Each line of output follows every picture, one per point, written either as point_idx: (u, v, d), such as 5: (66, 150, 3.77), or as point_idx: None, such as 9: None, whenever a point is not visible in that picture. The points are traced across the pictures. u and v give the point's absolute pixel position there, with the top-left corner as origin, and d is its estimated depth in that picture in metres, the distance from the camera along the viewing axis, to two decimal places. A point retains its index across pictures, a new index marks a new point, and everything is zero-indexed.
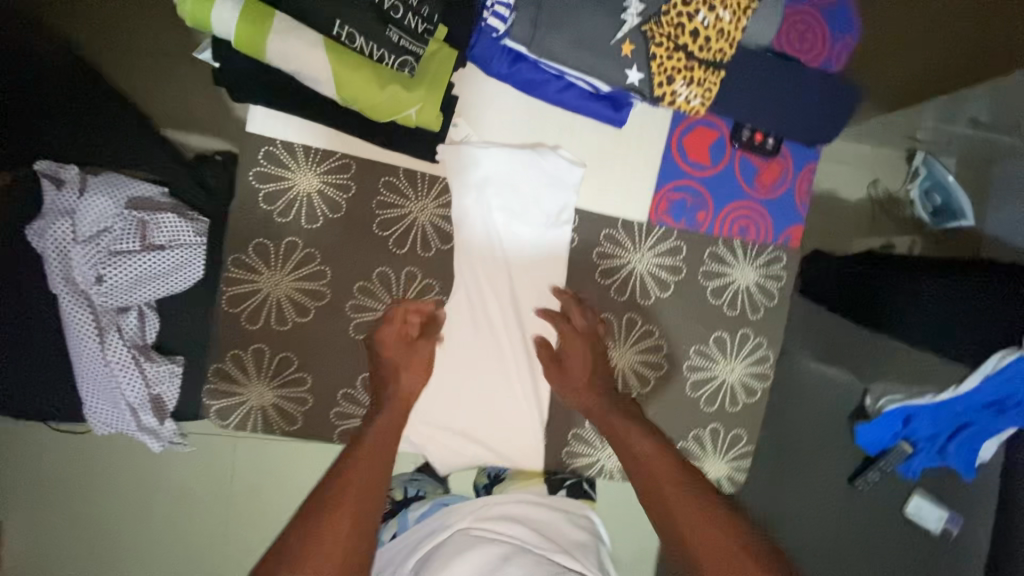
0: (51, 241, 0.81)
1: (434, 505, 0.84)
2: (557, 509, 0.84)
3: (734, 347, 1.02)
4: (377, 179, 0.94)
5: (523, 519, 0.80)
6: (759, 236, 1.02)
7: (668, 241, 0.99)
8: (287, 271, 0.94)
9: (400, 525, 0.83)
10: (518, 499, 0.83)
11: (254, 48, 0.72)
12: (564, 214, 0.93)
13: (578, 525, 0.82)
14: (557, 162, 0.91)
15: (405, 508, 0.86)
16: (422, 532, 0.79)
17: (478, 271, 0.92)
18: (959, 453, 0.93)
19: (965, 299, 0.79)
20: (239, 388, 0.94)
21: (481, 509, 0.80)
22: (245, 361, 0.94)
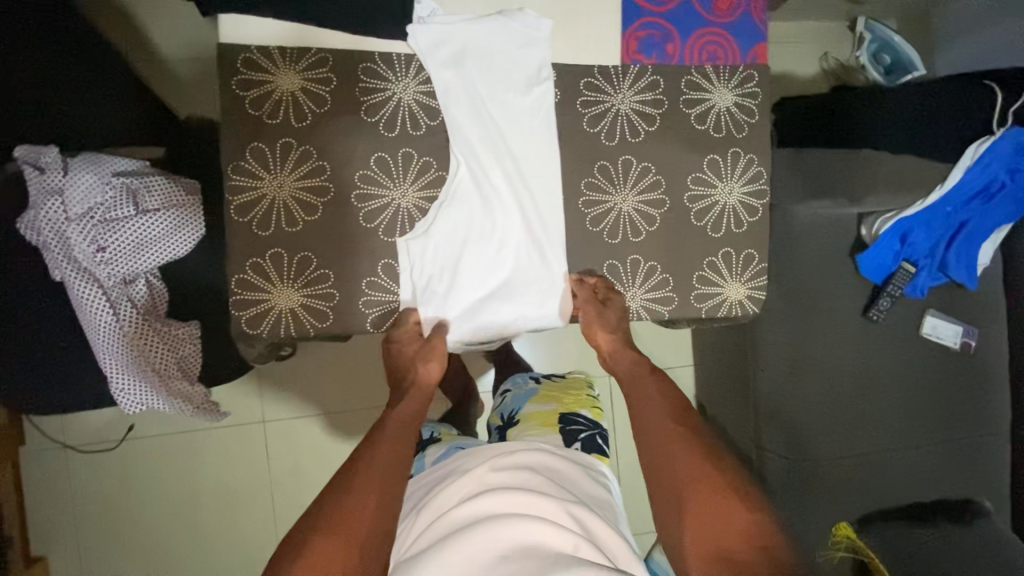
0: (46, 224, 0.80)
1: (450, 447, 0.88)
2: (570, 459, 0.83)
3: (729, 166, 0.73)
4: (350, 62, 0.65)
5: (542, 460, 0.78)
6: (724, 58, 0.73)
7: (645, 79, 0.71)
8: None
9: (417, 467, 0.87)
10: (539, 448, 0.81)
11: None
12: (547, 83, 0.68)
13: (593, 480, 0.80)
14: (528, 24, 0.67)
15: (423, 451, 0.91)
16: (440, 470, 0.80)
17: (470, 177, 0.68)
18: (958, 261, 0.98)
19: (930, 107, 0.90)
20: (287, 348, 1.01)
21: (498, 452, 0.79)
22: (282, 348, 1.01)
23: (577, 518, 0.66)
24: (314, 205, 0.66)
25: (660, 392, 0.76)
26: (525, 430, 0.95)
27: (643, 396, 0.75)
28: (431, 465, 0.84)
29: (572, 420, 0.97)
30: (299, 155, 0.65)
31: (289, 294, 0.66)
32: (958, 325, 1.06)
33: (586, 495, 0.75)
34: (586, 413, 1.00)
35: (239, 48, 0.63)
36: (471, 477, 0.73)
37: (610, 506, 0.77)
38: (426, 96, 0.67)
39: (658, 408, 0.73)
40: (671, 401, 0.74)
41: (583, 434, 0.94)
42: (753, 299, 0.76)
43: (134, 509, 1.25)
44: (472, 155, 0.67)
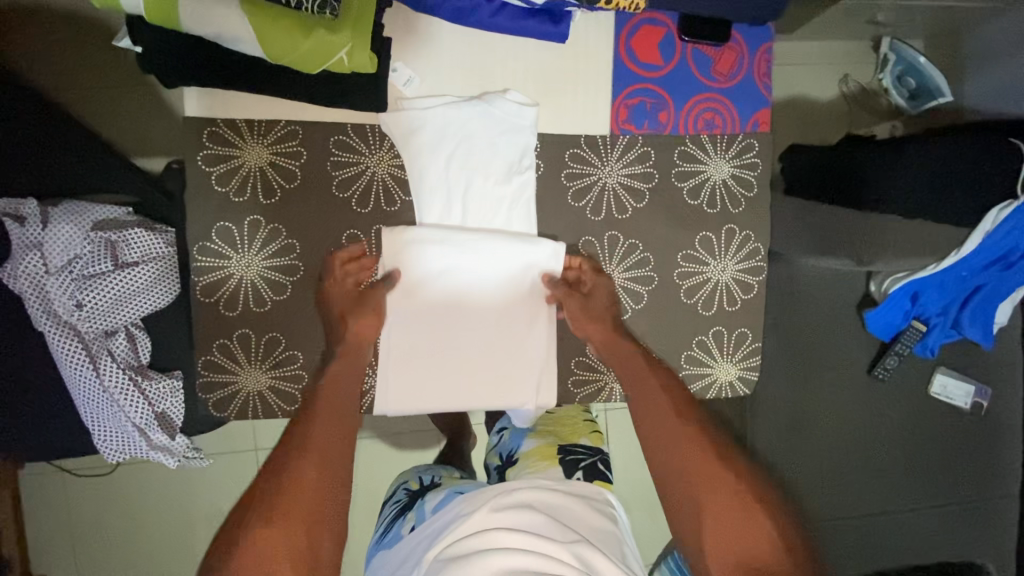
0: (25, 277, 0.79)
1: (449, 493, 0.84)
2: (572, 494, 0.80)
3: (723, 245, 0.74)
4: (323, 135, 0.69)
5: (542, 500, 0.77)
6: (725, 126, 0.72)
7: (635, 149, 0.73)
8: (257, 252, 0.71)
9: (417, 517, 0.83)
10: (536, 487, 0.80)
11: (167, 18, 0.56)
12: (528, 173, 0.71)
13: (596, 511, 0.78)
14: (503, 112, 0.67)
15: (422, 500, 0.87)
16: (443, 517, 0.77)
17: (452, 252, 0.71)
18: (973, 321, 0.93)
19: None
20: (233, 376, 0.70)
21: (497, 492, 0.77)
22: (233, 349, 0.70)
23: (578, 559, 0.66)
24: (282, 283, 0.72)
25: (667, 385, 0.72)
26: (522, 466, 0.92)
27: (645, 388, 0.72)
28: (432, 514, 0.81)
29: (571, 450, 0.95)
30: (268, 235, 0.70)
31: (257, 377, 0.71)
32: (969, 385, 1.01)
33: (587, 531, 0.74)
34: (586, 439, 0.97)
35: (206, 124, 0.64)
36: (472, 520, 0.72)
37: (616, 539, 0.75)
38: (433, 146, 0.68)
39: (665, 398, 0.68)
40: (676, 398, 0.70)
41: (584, 462, 0.91)
42: (744, 379, 0.76)
43: (133, 532, 1.27)
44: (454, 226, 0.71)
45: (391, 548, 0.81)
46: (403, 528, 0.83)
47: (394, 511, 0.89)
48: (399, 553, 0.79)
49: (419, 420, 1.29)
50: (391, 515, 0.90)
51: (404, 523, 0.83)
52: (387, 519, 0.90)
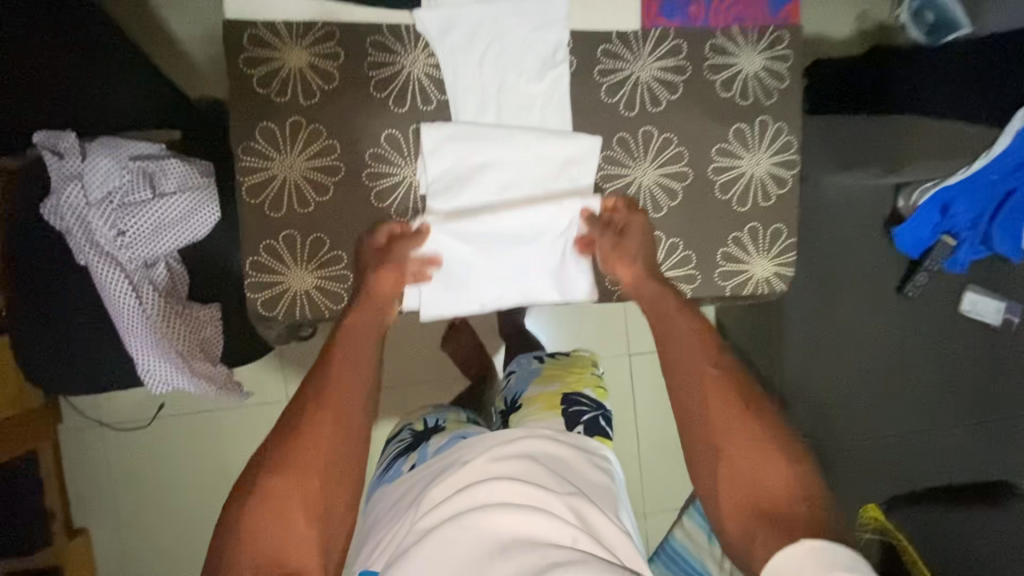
0: (69, 209, 0.82)
1: (451, 438, 0.85)
2: (573, 446, 0.80)
3: (756, 137, 0.71)
4: (358, 37, 0.65)
5: (542, 450, 0.76)
6: (754, 19, 0.70)
7: (667, 43, 0.69)
8: (299, 151, 0.67)
9: (418, 457, 0.84)
10: (540, 435, 0.79)
11: None
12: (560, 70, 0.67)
13: (597, 466, 0.79)
14: (537, 6, 0.65)
15: (425, 443, 0.87)
16: (439, 464, 0.77)
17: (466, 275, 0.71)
18: (1004, 234, 0.92)
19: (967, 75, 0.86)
20: (279, 277, 0.69)
21: (496, 441, 0.76)
22: (279, 251, 0.69)
23: (575, 511, 0.66)
24: (326, 185, 0.68)
25: (691, 330, 0.71)
26: (525, 413, 0.94)
27: (671, 338, 0.70)
28: (434, 455, 0.82)
29: (575, 400, 0.95)
30: (308, 133, 0.66)
31: (302, 276, 0.69)
32: (999, 300, 1.00)
33: (586, 484, 0.74)
34: (588, 394, 0.98)
35: (245, 23, 0.63)
36: (473, 468, 0.72)
37: (611, 493, 0.76)
38: (455, 202, 0.69)
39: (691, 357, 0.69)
40: (707, 345, 0.69)
41: (586, 416, 0.92)
42: (779, 275, 0.75)
43: (170, 485, 1.30)
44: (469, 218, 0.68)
45: (390, 483, 0.82)
46: (403, 467, 0.83)
47: (397, 451, 0.90)
48: (394, 491, 0.79)
49: (445, 368, 1.30)
50: (393, 455, 0.90)
51: (404, 462, 0.84)
52: (388, 458, 0.90)
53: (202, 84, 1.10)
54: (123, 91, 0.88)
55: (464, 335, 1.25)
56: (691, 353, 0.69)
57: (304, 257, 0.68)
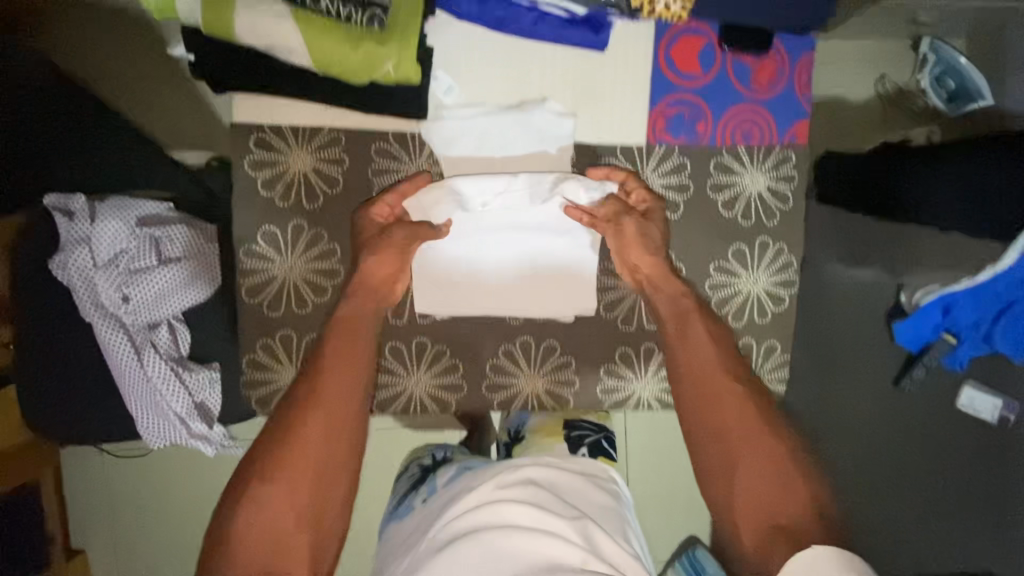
0: (75, 270, 0.83)
1: (459, 469, 0.85)
2: (578, 474, 0.81)
3: (756, 257, 0.89)
4: (367, 145, 0.89)
5: (548, 477, 0.77)
6: (765, 139, 0.88)
7: (672, 159, 0.89)
8: (298, 253, 0.93)
9: (427, 491, 0.83)
10: (546, 463, 0.80)
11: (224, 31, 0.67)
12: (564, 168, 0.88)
13: (602, 489, 0.80)
14: (544, 117, 0.86)
15: (434, 475, 0.87)
16: (451, 491, 0.78)
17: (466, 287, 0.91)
18: (1007, 337, 0.88)
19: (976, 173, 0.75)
20: (272, 371, 0.97)
21: (503, 467, 0.78)
22: (275, 346, 0.97)
23: (585, 536, 0.69)
24: (322, 285, 0.94)
25: (707, 330, 0.82)
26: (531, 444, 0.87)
27: (682, 336, 0.81)
28: (443, 488, 0.81)
29: (577, 426, 0.92)
30: (308, 236, 0.92)
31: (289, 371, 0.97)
32: (997, 398, 0.98)
33: (594, 508, 0.75)
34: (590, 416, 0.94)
35: (254, 129, 0.88)
36: (480, 494, 0.73)
37: (619, 514, 0.77)
38: (467, 175, 0.85)
39: (704, 360, 0.78)
40: (719, 343, 0.80)
41: (589, 439, 0.89)
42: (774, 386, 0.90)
43: (170, 510, 1.33)
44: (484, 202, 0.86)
45: (400, 519, 0.81)
46: (414, 502, 0.83)
47: (407, 486, 0.89)
48: (406, 525, 0.79)
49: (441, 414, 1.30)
50: (403, 490, 0.89)
51: (415, 497, 0.84)
52: (399, 494, 0.89)
53: None
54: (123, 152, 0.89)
55: None
56: (701, 362, 0.78)
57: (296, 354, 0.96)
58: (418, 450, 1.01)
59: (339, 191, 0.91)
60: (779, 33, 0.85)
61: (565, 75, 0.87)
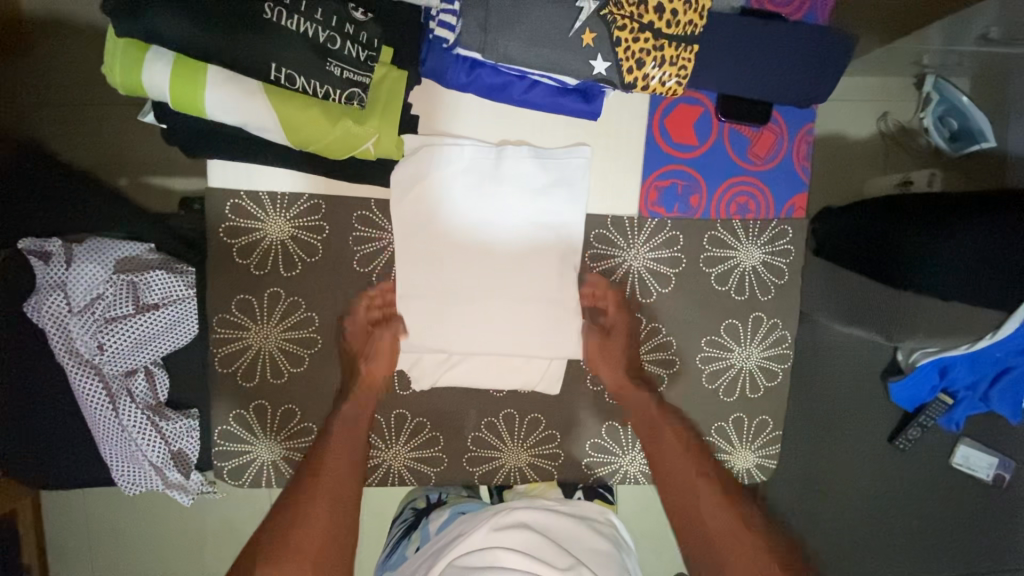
0: (49, 316, 0.80)
1: (452, 513, 0.84)
2: (575, 516, 0.82)
3: (748, 334, 0.94)
4: (347, 211, 0.89)
5: (543, 520, 0.78)
6: (760, 213, 0.90)
7: (664, 233, 0.90)
8: (275, 323, 0.91)
9: (421, 538, 0.82)
10: (539, 505, 0.81)
11: (192, 108, 0.63)
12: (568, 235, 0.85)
13: (598, 534, 0.80)
14: (524, 166, 0.83)
15: (426, 519, 0.86)
16: (445, 538, 0.78)
17: (477, 274, 0.84)
18: (1003, 397, 0.89)
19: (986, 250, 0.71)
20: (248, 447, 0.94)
21: (497, 510, 0.78)
22: (249, 419, 0.93)
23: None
24: (299, 354, 0.93)
25: (672, 428, 0.86)
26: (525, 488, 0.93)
27: (660, 447, 0.84)
28: (436, 534, 0.80)
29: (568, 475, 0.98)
30: (286, 305, 0.91)
31: (270, 445, 0.94)
32: (993, 457, 0.98)
33: (588, 554, 0.74)
34: None
35: (230, 194, 0.86)
36: (474, 539, 0.73)
37: (614, 559, 0.76)
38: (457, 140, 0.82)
39: (681, 464, 0.81)
40: (683, 439, 0.85)
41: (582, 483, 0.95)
42: (759, 464, 0.97)
43: (145, 545, 1.29)
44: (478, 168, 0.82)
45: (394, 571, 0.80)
46: (408, 550, 0.82)
47: (400, 532, 0.87)
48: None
49: None
50: (397, 535, 0.88)
51: (408, 544, 0.83)
52: (392, 540, 0.87)
53: None
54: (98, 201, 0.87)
55: None
56: (676, 452, 0.83)
57: (275, 431, 0.93)
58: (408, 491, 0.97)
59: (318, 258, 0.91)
60: (779, 106, 0.86)
61: (556, 129, 0.84)
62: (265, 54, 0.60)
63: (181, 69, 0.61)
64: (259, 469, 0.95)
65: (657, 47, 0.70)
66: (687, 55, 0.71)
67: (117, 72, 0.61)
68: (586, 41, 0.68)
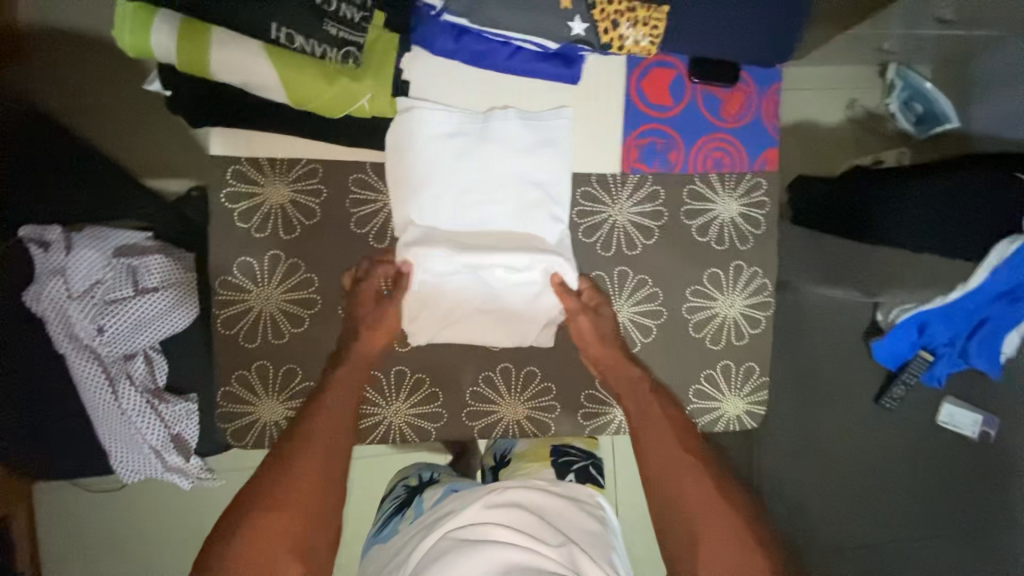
0: (48, 302, 0.81)
1: (445, 490, 0.83)
2: (568, 497, 0.79)
3: (730, 281, 0.98)
4: (342, 173, 0.96)
5: (534, 500, 0.75)
6: (735, 167, 0.95)
7: (645, 188, 0.95)
8: (276, 284, 0.97)
9: (415, 512, 0.82)
10: (532, 486, 0.78)
11: (199, 67, 0.67)
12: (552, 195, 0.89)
13: (589, 513, 0.77)
14: (513, 125, 0.87)
15: (420, 496, 0.86)
16: (436, 512, 0.77)
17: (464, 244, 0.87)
18: (980, 351, 0.92)
19: (953, 200, 0.78)
20: (250, 406, 0.98)
21: (490, 489, 0.76)
22: (251, 379, 0.98)
23: (565, 554, 0.66)
24: (299, 315, 0.98)
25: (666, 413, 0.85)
26: (517, 468, 0.88)
27: (643, 419, 0.84)
28: (431, 508, 0.80)
29: (564, 451, 0.93)
30: (286, 267, 0.97)
31: (273, 404, 0.98)
32: (977, 413, 1.01)
33: (579, 532, 0.72)
34: (579, 443, 0.96)
35: (230, 161, 0.94)
36: (463, 516, 0.72)
37: (606, 541, 0.73)
38: (439, 105, 0.85)
39: (665, 442, 0.80)
40: (673, 422, 0.83)
41: (576, 464, 0.90)
42: (749, 408, 1.00)
43: (141, 549, 1.27)
44: (462, 139, 0.86)
45: (386, 541, 0.80)
46: (401, 524, 0.81)
47: (394, 506, 0.87)
48: (392, 546, 0.77)
49: None
50: (388, 511, 0.87)
51: (401, 520, 0.82)
52: (384, 514, 0.87)
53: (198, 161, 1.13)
54: (98, 185, 0.89)
55: None
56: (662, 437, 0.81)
57: (277, 390, 0.97)
58: (401, 468, 0.99)
59: (315, 222, 0.97)
60: (746, 68, 0.92)
61: (539, 92, 0.90)
62: (264, 15, 0.63)
63: (186, 30, 0.65)
64: (264, 429, 0.98)
65: (629, 9, 0.74)
66: (660, 14, 0.75)
67: (128, 36, 0.64)
68: (565, 3, 0.73)
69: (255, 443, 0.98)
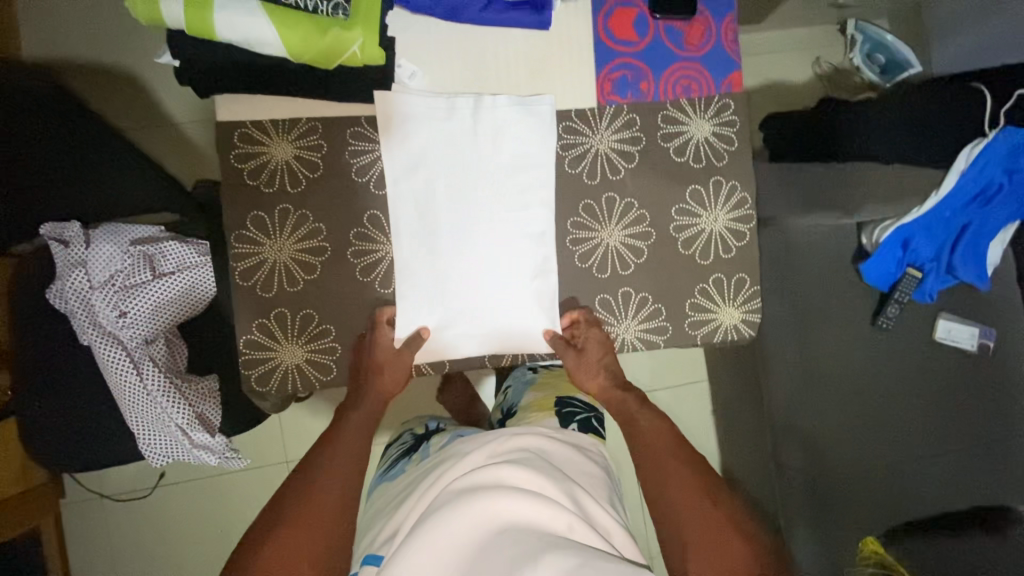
0: (73, 294, 0.86)
1: (451, 436, 0.87)
2: (569, 444, 0.82)
3: (713, 196, 0.83)
4: (338, 128, 0.77)
5: (539, 445, 0.78)
6: (702, 91, 0.82)
7: (622, 117, 0.81)
8: (287, 234, 0.78)
9: (421, 456, 0.85)
10: (536, 433, 0.80)
11: (205, 29, 0.66)
12: (535, 165, 0.79)
13: (589, 459, 0.81)
14: (497, 106, 0.77)
15: (427, 442, 0.90)
16: (440, 456, 0.80)
17: (468, 241, 0.78)
18: (965, 261, 0.97)
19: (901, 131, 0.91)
20: (271, 352, 0.79)
21: (495, 437, 0.79)
22: (272, 328, 0.79)
23: (573, 499, 0.67)
24: (313, 264, 0.78)
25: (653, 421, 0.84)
26: (523, 419, 0.92)
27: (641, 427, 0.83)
28: (437, 451, 0.84)
29: (568, 402, 0.96)
30: (295, 219, 0.78)
31: (294, 350, 0.79)
32: (972, 325, 1.04)
33: (582, 477, 0.75)
34: (582, 396, 0.99)
35: (236, 124, 0.75)
36: (468, 460, 0.74)
37: (603, 483, 0.77)
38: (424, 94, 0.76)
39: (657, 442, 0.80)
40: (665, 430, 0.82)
41: (580, 415, 0.93)
42: (747, 322, 0.86)
43: (171, 556, 1.27)
44: (451, 131, 0.77)
45: (392, 480, 0.84)
46: (407, 465, 0.85)
47: (399, 452, 0.90)
48: (398, 485, 0.81)
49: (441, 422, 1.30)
50: (395, 456, 0.91)
51: (408, 462, 0.86)
52: (390, 459, 0.91)
53: (204, 167, 1.19)
54: (109, 181, 0.93)
55: (459, 385, 1.17)
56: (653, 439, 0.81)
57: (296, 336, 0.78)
58: (411, 419, 1.04)
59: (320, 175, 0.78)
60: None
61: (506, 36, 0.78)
62: None
63: None
64: (286, 378, 0.80)
65: None
66: None
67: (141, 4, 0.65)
68: None
69: (277, 392, 0.80)
